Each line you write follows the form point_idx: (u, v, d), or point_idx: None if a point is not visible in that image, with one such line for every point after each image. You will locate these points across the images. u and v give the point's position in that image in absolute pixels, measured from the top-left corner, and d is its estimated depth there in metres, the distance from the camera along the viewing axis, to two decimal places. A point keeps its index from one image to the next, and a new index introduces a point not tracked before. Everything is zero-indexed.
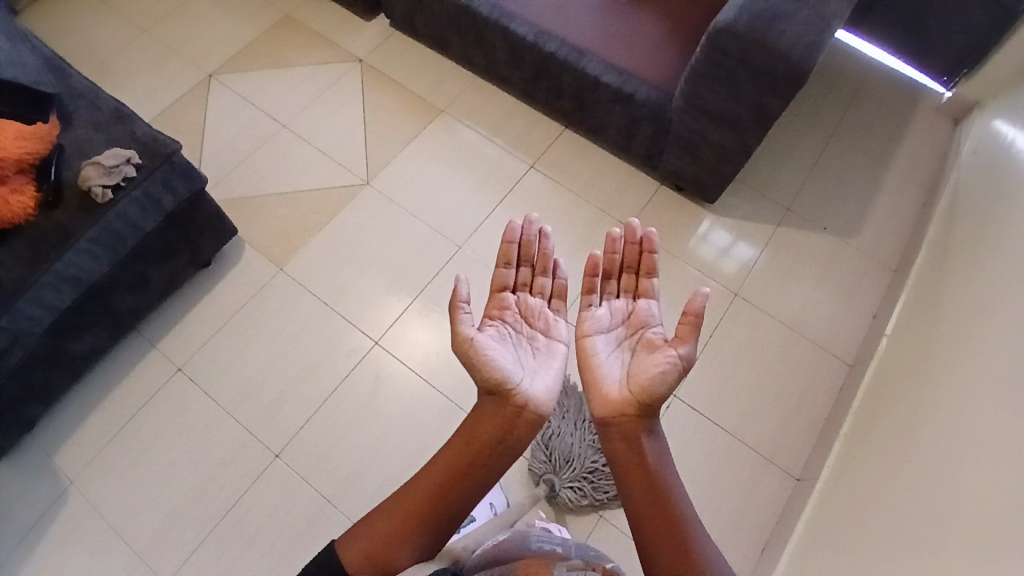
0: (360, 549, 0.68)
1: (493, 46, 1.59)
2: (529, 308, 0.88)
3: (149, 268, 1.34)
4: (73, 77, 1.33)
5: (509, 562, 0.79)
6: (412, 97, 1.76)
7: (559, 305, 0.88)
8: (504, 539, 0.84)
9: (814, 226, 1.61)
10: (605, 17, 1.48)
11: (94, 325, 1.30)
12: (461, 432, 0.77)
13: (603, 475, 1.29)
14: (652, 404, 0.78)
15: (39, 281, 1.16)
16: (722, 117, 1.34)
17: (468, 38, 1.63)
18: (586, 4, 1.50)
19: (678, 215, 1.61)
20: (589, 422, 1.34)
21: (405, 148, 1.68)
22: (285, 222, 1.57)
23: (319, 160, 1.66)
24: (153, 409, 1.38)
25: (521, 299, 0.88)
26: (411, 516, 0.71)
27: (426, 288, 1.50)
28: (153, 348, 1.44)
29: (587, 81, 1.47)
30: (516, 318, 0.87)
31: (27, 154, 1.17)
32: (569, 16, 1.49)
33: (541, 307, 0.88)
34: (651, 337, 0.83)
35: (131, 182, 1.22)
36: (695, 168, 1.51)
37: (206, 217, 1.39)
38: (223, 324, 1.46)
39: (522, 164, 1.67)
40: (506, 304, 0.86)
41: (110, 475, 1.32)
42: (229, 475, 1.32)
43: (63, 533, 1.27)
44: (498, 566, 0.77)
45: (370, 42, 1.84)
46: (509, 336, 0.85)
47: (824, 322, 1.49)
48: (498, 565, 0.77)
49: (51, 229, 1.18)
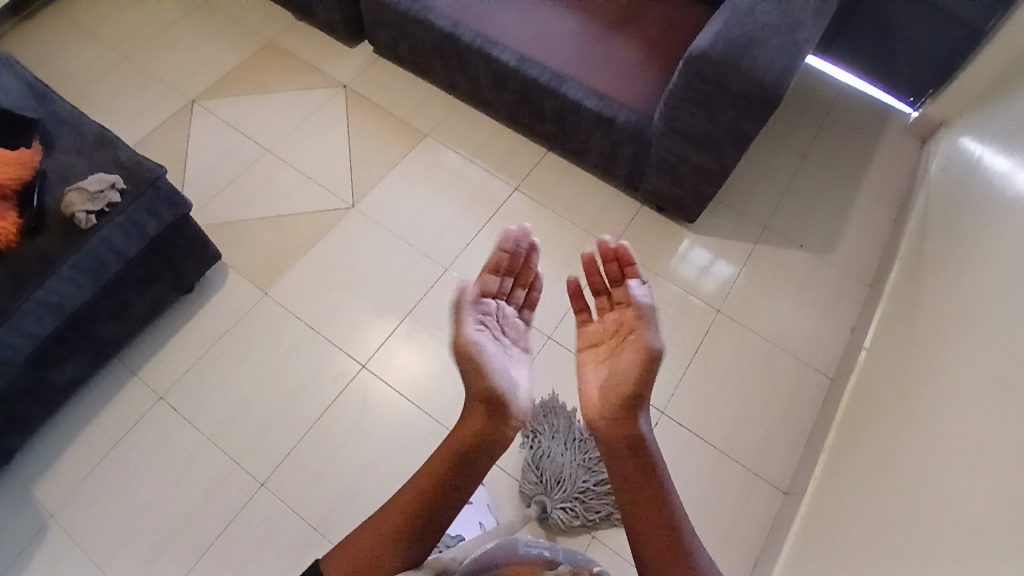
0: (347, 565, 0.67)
1: (476, 71, 1.62)
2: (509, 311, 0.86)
3: (132, 293, 1.33)
4: (56, 103, 1.32)
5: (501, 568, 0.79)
6: (396, 122, 1.77)
7: (538, 305, 0.88)
8: (491, 547, 0.84)
9: (791, 243, 1.65)
10: (585, 44, 1.52)
11: (75, 351, 1.28)
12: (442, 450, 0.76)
13: (596, 494, 1.29)
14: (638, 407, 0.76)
15: (20, 308, 1.13)
16: (701, 139, 1.38)
17: (452, 63, 1.65)
18: (567, 32, 1.54)
19: (659, 234, 1.64)
20: (579, 442, 1.34)
21: (390, 172, 1.69)
22: (271, 247, 1.57)
23: (304, 184, 1.66)
24: (135, 438, 1.35)
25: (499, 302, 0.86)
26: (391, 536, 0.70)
27: (413, 310, 1.50)
28: (134, 375, 1.41)
29: (569, 105, 1.51)
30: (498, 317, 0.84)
31: (8, 180, 1.16)
32: (550, 43, 1.53)
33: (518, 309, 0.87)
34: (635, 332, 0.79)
35: (115, 208, 1.21)
36: (676, 188, 1.54)
37: (190, 241, 1.38)
38: (208, 349, 1.44)
39: (506, 186, 1.69)
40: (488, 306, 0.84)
41: (89, 508, 1.28)
42: (215, 502, 1.29)
43: (38, 570, 1.22)
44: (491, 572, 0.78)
45: (353, 68, 1.86)
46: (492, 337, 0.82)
47: (805, 336, 1.53)
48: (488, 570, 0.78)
49: (33, 254, 1.16)
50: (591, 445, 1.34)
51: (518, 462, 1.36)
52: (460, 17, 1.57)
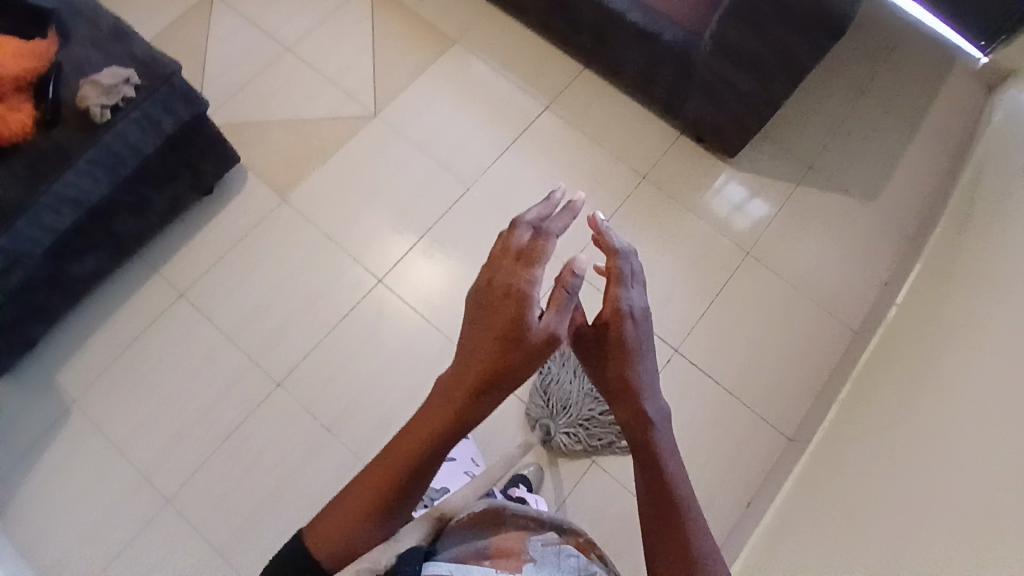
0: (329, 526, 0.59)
1: None
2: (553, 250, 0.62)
3: (150, 190, 1.31)
4: None
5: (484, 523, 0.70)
6: (424, 26, 1.66)
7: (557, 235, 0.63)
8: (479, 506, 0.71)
9: (834, 187, 1.56)
10: None
11: (94, 246, 1.29)
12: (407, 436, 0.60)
13: (600, 423, 1.30)
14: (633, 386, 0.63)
15: (37, 200, 1.14)
16: (751, 63, 1.28)
17: None
18: None
19: (695, 167, 1.55)
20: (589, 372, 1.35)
21: (415, 80, 1.60)
22: (290, 152, 1.52)
23: (323, 87, 1.58)
24: (155, 334, 1.39)
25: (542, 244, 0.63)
26: (350, 526, 0.58)
27: (432, 228, 1.48)
28: (153, 274, 1.43)
29: (611, 16, 1.40)
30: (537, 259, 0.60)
31: (22, 71, 1.15)
32: None
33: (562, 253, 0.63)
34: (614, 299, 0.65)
35: (130, 103, 1.18)
36: (716, 118, 1.45)
37: (207, 140, 1.34)
38: (226, 252, 1.44)
39: (535, 104, 1.60)
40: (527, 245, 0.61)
41: (113, 398, 1.35)
42: (230, 401, 1.34)
43: (68, 450, 1.32)
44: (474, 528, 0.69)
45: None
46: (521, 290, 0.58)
47: (834, 285, 1.47)
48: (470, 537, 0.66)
49: (49, 146, 1.16)
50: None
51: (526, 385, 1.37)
52: None
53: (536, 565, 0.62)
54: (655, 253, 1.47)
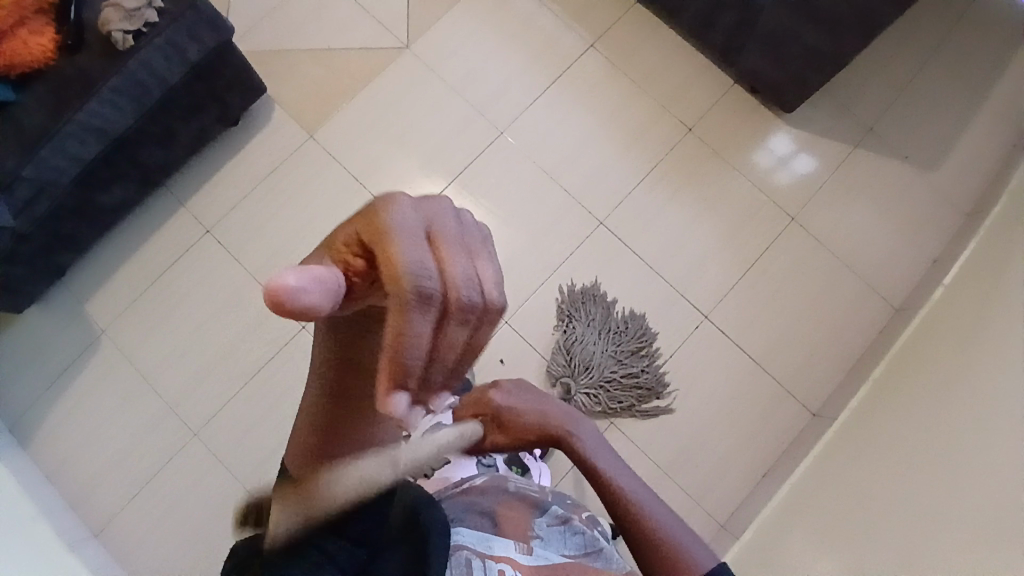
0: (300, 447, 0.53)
1: None
2: (419, 256, 0.34)
3: (177, 121, 1.27)
4: None
5: (482, 494, 0.76)
6: None
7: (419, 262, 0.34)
8: (480, 480, 0.80)
9: (892, 152, 1.46)
10: None
11: (121, 177, 1.27)
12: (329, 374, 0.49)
13: (619, 387, 1.29)
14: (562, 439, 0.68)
15: (61, 128, 1.11)
16: (823, 16, 1.19)
17: None
18: None
19: (744, 122, 1.45)
20: (613, 333, 1.33)
21: (452, 11, 1.50)
22: (319, 85, 1.45)
23: (355, 16, 1.49)
24: (183, 267, 1.39)
25: (408, 276, 0.33)
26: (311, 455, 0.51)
27: (462, 174, 1.42)
28: (181, 207, 1.41)
29: None
30: (416, 294, 0.34)
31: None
32: None
33: (429, 258, 0.35)
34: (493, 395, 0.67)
35: (153, 29, 1.12)
36: (773, 70, 1.35)
37: (234, 70, 1.28)
38: (254, 189, 1.42)
39: (579, 44, 1.49)
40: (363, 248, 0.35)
41: (142, 329, 1.37)
42: (256, 339, 1.35)
43: (99, 375, 1.36)
44: (476, 498, 0.74)
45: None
46: (414, 358, 0.34)
47: (877, 258, 1.40)
48: (473, 498, 0.74)
49: (72, 72, 1.12)
50: (625, 338, 1.32)
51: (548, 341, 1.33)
52: None
53: (545, 542, 0.71)
54: (693, 213, 1.40)
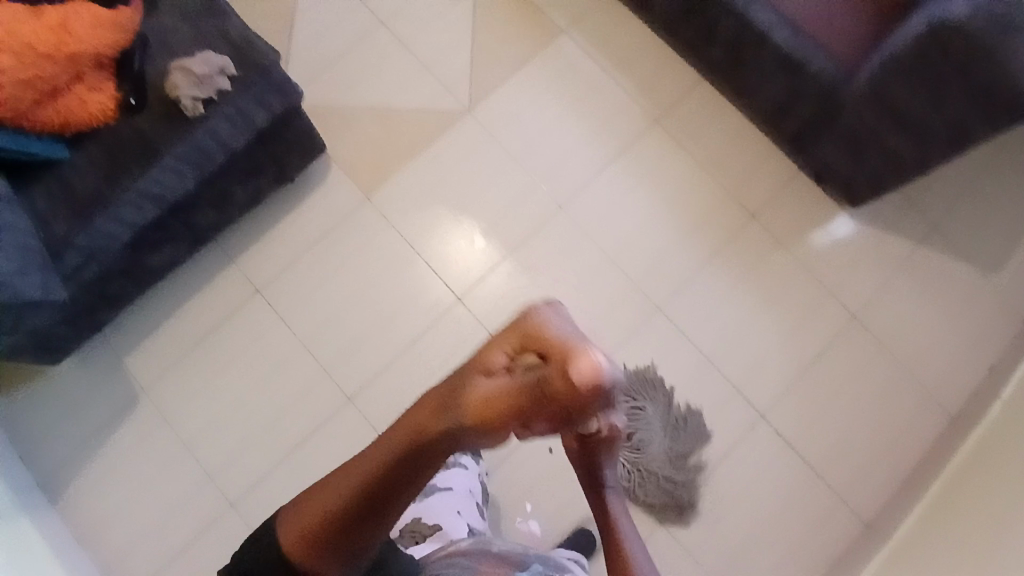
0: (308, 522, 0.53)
1: None
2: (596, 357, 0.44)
3: (233, 182, 1.22)
4: None
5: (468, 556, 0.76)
6: (530, 10, 1.49)
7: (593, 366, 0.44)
8: (465, 543, 0.80)
9: (955, 251, 1.42)
10: None
11: (172, 237, 1.22)
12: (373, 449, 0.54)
13: (666, 481, 1.26)
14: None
15: (119, 196, 1.05)
16: (908, 120, 1.15)
17: None
18: None
19: (810, 211, 1.41)
20: (675, 431, 1.29)
21: (515, 75, 1.45)
22: (375, 147, 1.42)
23: (416, 73, 1.45)
24: (229, 328, 1.36)
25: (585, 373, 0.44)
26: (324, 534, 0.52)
27: (518, 249, 1.39)
28: (229, 264, 1.38)
29: (753, 35, 1.23)
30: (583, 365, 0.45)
31: (104, 47, 1.03)
32: None
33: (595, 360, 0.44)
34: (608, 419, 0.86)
35: (224, 96, 1.06)
36: (847, 164, 1.31)
37: (297, 134, 1.24)
38: (306, 251, 1.39)
39: (643, 117, 1.44)
40: (571, 386, 0.43)
41: (183, 390, 1.34)
42: (300, 407, 1.32)
43: (137, 435, 1.32)
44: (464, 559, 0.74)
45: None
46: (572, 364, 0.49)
47: (935, 362, 1.38)
48: (458, 559, 0.74)
49: (131, 133, 1.06)
50: (683, 436, 1.29)
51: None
52: None
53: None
54: (755, 305, 1.36)
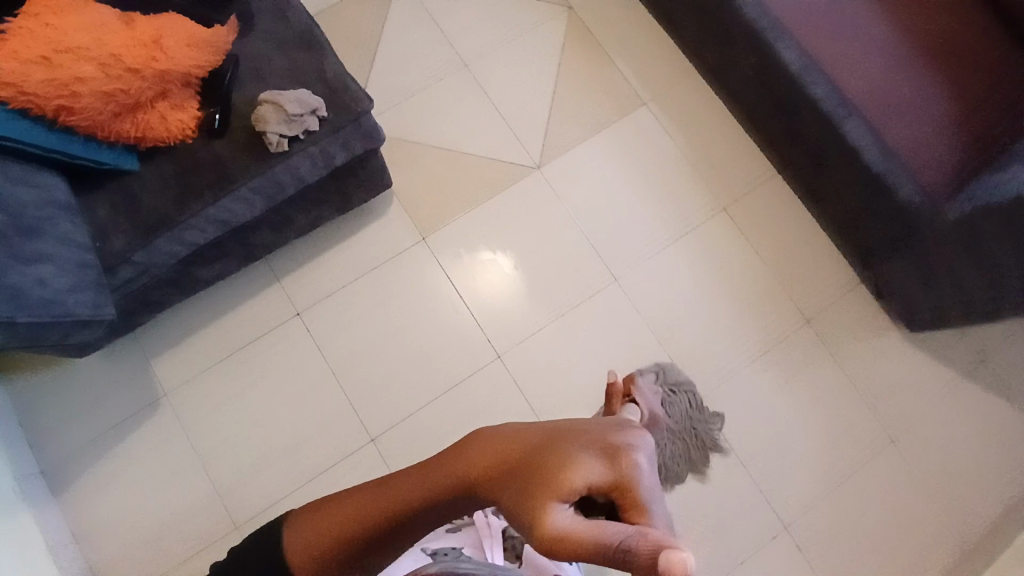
0: (308, 541, 0.68)
1: (741, 57, 1.32)
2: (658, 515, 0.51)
3: (297, 210, 1.20)
4: None
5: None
6: (615, 75, 1.47)
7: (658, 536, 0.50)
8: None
9: (1003, 387, 1.39)
10: (888, 80, 1.25)
11: (224, 254, 1.19)
12: (405, 475, 0.65)
13: (678, 467, 1.27)
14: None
15: (186, 217, 1.02)
16: (988, 266, 1.11)
17: (715, 35, 1.34)
18: (872, 59, 1.26)
19: (863, 325, 1.39)
20: (688, 433, 1.28)
21: (591, 138, 1.43)
22: (438, 188, 1.40)
23: (492, 121, 1.43)
24: (262, 348, 1.32)
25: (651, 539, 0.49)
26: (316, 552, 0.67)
27: (567, 314, 1.36)
28: (272, 283, 1.34)
29: (841, 148, 1.22)
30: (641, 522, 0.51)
31: (195, 66, 0.99)
32: (846, 61, 1.26)
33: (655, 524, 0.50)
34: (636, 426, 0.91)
35: (310, 137, 1.05)
36: (914, 289, 1.28)
37: (370, 172, 1.22)
38: (352, 281, 1.35)
39: (713, 201, 1.42)
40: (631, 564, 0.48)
41: (204, 404, 1.29)
42: (321, 441, 1.28)
43: (151, 443, 1.28)
44: None
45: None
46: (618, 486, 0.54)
47: (970, 500, 1.33)
48: None
49: (208, 156, 1.04)
50: (700, 421, 1.29)
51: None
52: None
53: None
54: (793, 411, 1.34)
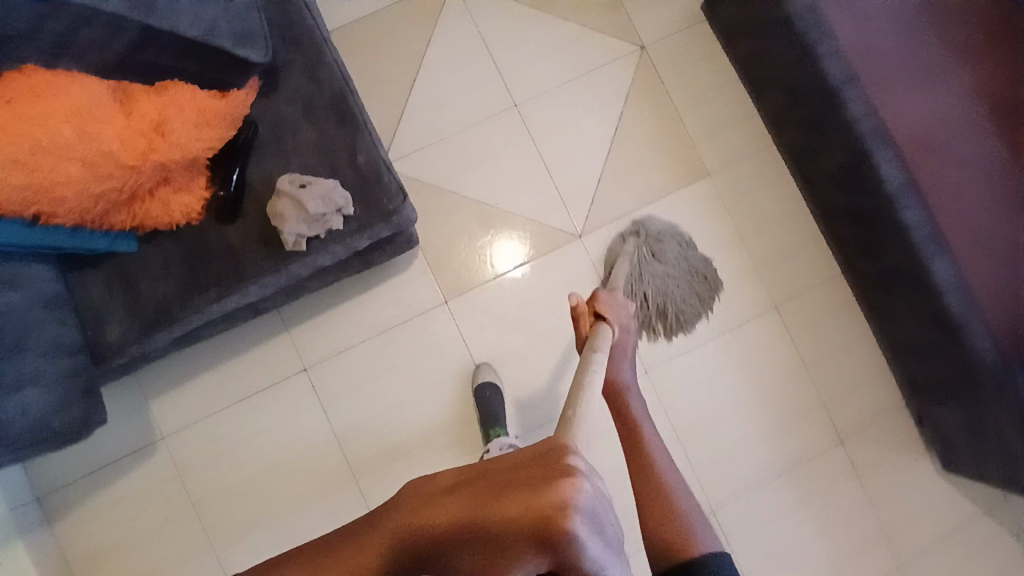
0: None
1: (832, 144, 1.12)
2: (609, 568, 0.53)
3: (312, 282, 1.07)
4: (306, 27, 0.94)
5: None
6: (682, 136, 1.30)
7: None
8: None
9: None
10: (1005, 195, 0.99)
11: (228, 319, 1.07)
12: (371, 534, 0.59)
13: (690, 306, 1.24)
14: (622, 387, 0.94)
15: (188, 312, 0.91)
16: None
17: (808, 113, 1.14)
18: (994, 164, 1.00)
19: (905, 450, 1.28)
20: (690, 269, 1.24)
21: (645, 208, 1.28)
22: (468, 245, 1.27)
23: (537, 176, 1.28)
24: (265, 400, 1.24)
25: None
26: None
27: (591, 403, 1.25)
28: (282, 332, 1.25)
29: (919, 278, 1.05)
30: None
31: (205, 149, 0.84)
32: (957, 162, 1.02)
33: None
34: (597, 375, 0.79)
35: (334, 235, 0.91)
36: (962, 440, 1.18)
37: (397, 247, 1.09)
38: (365, 340, 1.26)
39: (769, 295, 1.28)
40: None
41: (202, 451, 1.23)
42: (317, 505, 1.23)
43: (145, 484, 1.23)
44: None
45: (666, 24, 1.32)
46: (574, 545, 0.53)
47: None
48: None
49: (218, 244, 0.91)
50: (693, 258, 1.24)
51: (612, 266, 1.23)
52: (860, 59, 1.05)
53: None
54: (815, 533, 1.25)
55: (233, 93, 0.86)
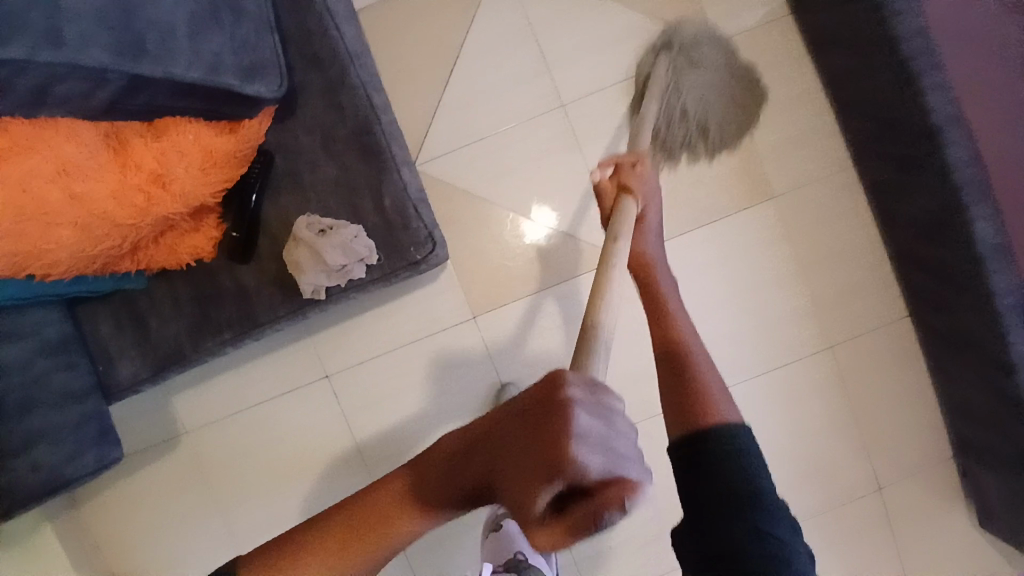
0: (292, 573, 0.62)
1: (915, 191, 0.98)
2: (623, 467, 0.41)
3: None
4: (329, 48, 0.86)
5: None
6: (746, 151, 1.16)
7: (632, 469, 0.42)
8: None
9: None
10: None
11: None
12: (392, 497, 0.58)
13: (728, 116, 1.08)
14: (645, 261, 0.81)
15: (199, 355, 0.89)
16: None
17: (895, 148, 0.99)
18: None
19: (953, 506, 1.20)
20: (725, 74, 1.05)
21: (696, 229, 1.17)
22: (500, 256, 1.18)
23: (581, 187, 1.16)
24: (286, 404, 1.22)
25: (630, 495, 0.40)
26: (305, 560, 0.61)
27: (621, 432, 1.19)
28: (305, 338, 1.21)
29: (992, 352, 0.95)
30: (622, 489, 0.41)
31: (209, 192, 0.80)
32: None
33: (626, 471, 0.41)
34: (614, 267, 0.70)
35: (354, 284, 0.89)
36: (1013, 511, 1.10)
37: None
38: (388, 351, 1.20)
39: (822, 333, 1.18)
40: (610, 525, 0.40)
41: (223, 449, 1.23)
42: (335, 511, 1.22)
43: (168, 476, 1.24)
44: None
45: (742, 18, 1.15)
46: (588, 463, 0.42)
47: None
48: None
49: (230, 286, 0.88)
50: (733, 63, 1.07)
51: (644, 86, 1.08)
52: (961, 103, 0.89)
53: None
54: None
55: (241, 128, 0.81)
